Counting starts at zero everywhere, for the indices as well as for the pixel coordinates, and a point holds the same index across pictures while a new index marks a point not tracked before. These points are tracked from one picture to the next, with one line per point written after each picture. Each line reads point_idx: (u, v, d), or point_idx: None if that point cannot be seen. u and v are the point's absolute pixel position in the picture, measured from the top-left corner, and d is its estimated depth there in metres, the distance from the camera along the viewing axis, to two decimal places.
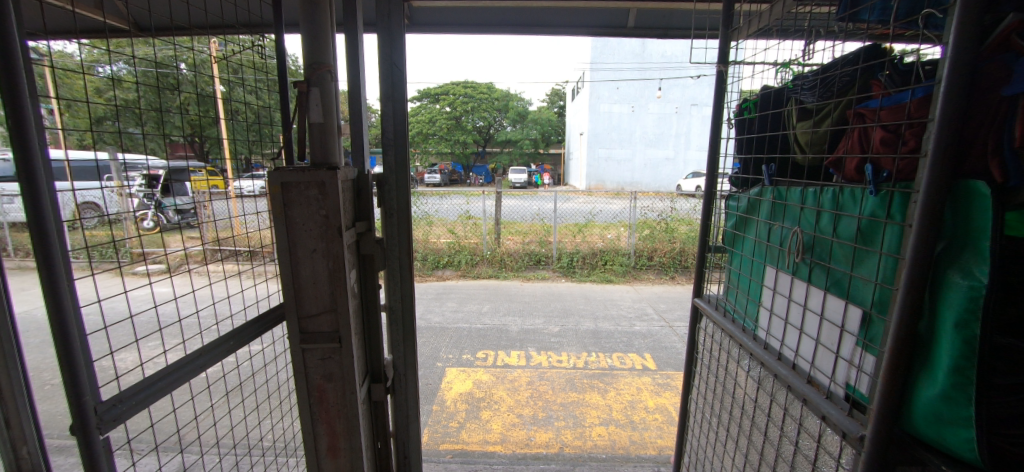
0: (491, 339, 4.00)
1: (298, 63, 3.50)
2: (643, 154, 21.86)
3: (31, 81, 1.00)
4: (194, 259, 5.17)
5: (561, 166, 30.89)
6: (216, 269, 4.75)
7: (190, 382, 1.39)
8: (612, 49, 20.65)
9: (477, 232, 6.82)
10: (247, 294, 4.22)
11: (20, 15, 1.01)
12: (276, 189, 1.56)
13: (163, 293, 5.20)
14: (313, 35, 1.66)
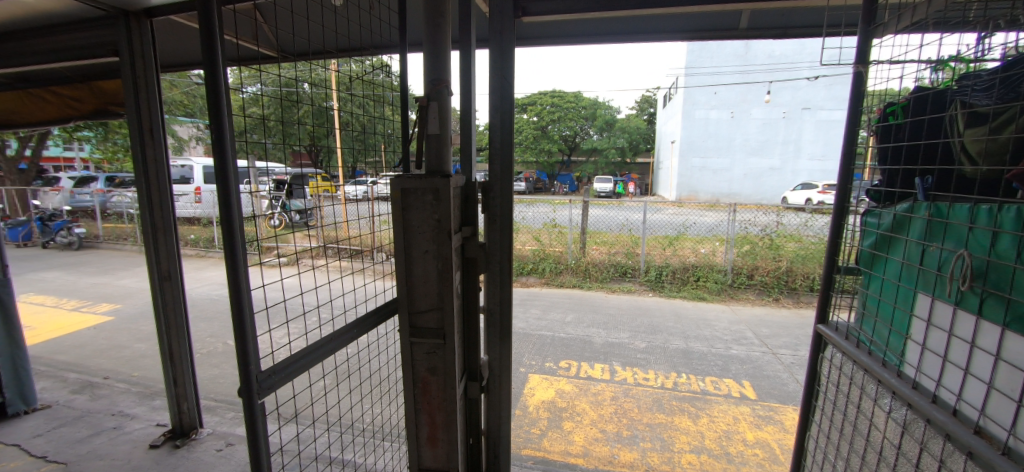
0: (575, 349, 3.95)
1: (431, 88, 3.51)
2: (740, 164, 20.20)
3: (229, 110, 1.28)
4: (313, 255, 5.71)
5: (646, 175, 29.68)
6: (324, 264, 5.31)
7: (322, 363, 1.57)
8: (711, 52, 19.37)
9: (562, 241, 6.83)
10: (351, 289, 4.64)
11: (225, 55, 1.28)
12: (397, 194, 1.71)
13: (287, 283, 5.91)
14: (434, 54, 1.81)
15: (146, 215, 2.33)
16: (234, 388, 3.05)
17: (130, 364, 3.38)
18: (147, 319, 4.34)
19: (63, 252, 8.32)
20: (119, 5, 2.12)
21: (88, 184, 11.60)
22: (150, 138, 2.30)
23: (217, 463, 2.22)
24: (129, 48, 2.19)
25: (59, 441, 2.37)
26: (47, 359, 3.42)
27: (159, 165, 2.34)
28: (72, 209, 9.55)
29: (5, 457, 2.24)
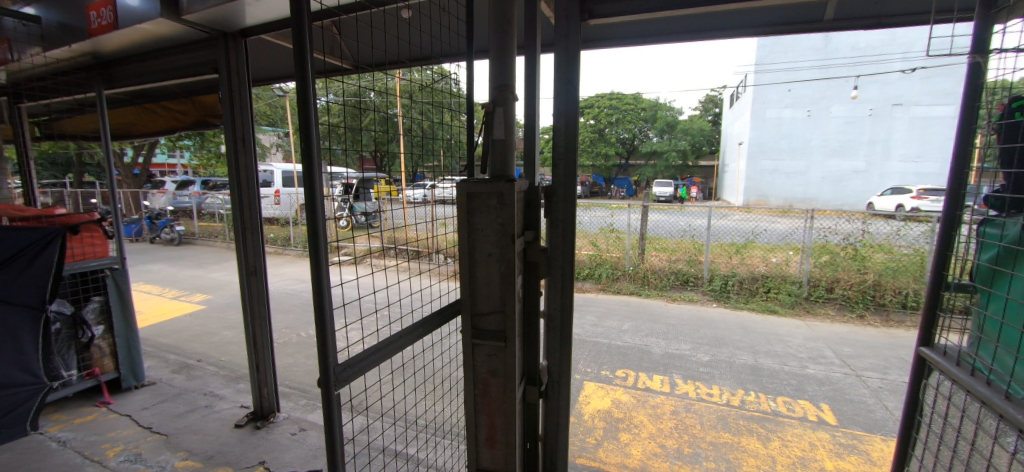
0: (633, 358, 3.84)
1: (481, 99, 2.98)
2: (817, 166, 18.63)
3: (316, 120, 1.39)
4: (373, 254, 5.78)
5: (709, 179, 28.18)
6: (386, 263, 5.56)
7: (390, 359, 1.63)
8: (785, 46, 18.23)
9: (620, 247, 6.68)
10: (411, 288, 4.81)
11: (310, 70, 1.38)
12: (462, 198, 1.76)
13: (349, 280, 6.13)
14: (501, 61, 1.84)
15: (237, 217, 2.51)
16: (306, 376, 3.27)
17: (219, 349, 3.76)
18: (234, 309, 4.81)
19: (169, 246, 9.45)
20: (218, 28, 2.29)
21: (188, 187, 13.09)
22: (242, 146, 2.47)
23: (292, 446, 2.38)
24: (227, 66, 2.38)
25: (162, 415, 2.68)
26: (154, 341, 3.89)
27: (247, 171, 2.50)
28: (176, 209, 10.82)
29: (121, 425, 2.56)
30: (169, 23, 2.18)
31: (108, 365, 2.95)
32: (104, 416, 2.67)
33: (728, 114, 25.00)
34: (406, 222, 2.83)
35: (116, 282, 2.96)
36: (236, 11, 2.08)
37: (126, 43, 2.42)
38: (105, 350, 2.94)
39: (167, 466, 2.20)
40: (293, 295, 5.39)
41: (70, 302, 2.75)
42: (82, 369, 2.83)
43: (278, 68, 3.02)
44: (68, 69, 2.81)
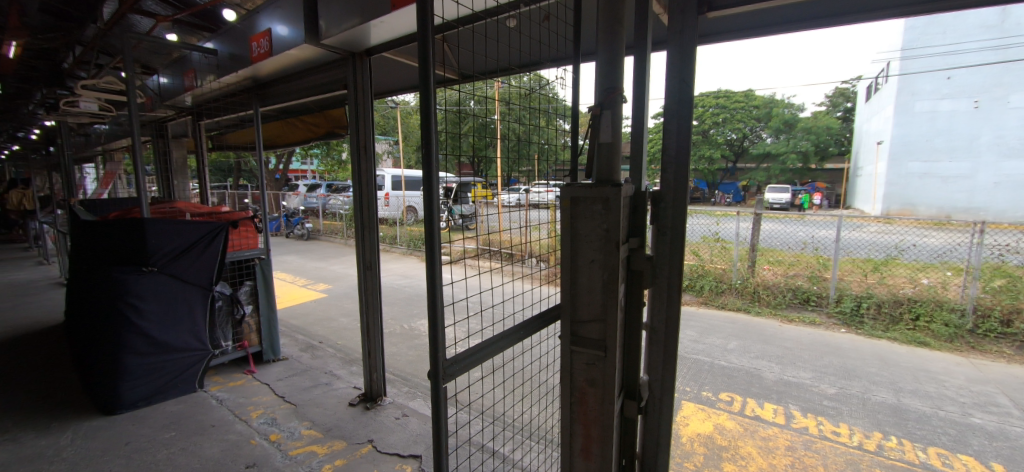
0: (739, 382, 3.50)
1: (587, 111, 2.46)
2: (987, 166, 15.07)
3: (436, 129, 1.48)
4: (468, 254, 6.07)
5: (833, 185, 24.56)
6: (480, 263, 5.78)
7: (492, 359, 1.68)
8: (943, 26, 15.49)
9: (726, 258, 6.18)
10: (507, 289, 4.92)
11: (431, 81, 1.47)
12: (567, 203, 1.76)
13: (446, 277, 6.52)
14: (609, 62, 1.81)
15: (357, 217, 2.77)
16: (407, 365, 3.53)
17: (337, 333, 4.22)
18: (349, 298, 5.38)
19: (300, 241, 10.94)
20: (348, 49, 2.56)
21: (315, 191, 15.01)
22: (364, 153, 2.72)
23: (395, 429, 2.58)
24: (354, 81, 2.65)
25: (292, 387, 3.08)
26: (288, 322, 4.52)
27: (366, 175, 2.73)
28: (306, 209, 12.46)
29: (261, 392, 3.00)
30: (311, 48, 2.51)
31: (254, 339, 3.47)
32: (249, 382, 3.15)
33: (862, 110, 21.60)
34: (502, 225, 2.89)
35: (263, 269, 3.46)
36: (362, 34, 2.34)
37: (277, 68, 2.83)
38: (252, 326, 3.46)
39: (295, 433, 2.52)
40: (399, 289, 5.87)
41: (229, 284, 3.30)
42: (235, 341, 3.37)
43: (393, 82, 3.29)
44: (234, 91, 3.37)
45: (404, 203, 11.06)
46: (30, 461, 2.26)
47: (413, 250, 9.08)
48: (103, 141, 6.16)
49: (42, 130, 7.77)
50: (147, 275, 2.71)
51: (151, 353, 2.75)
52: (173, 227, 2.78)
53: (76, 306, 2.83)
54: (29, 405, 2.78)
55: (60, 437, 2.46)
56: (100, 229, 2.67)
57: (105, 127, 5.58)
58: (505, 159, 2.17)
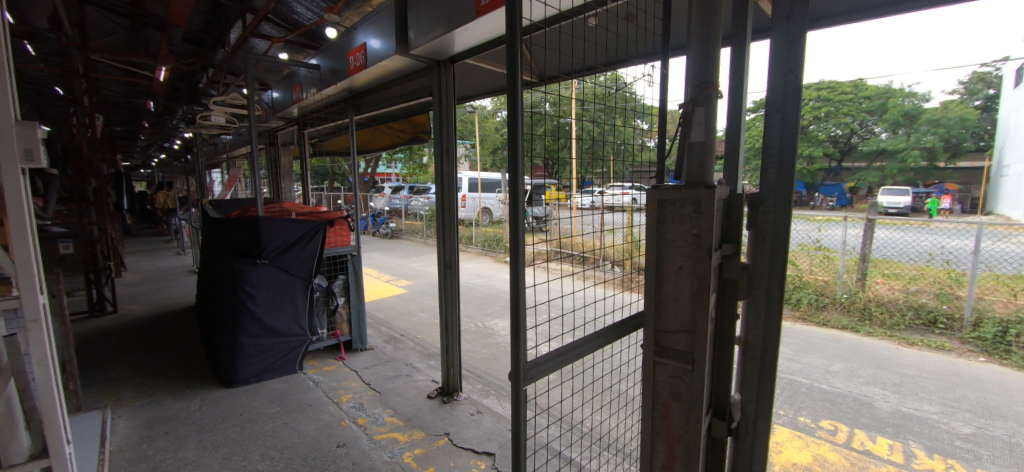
0: (844, 409, 3.11)
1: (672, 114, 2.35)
2: None
3: (521, 132, 1.49)
4: (543, 257, 6.09)
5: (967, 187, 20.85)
6: (557, 267, 5.83)
7: (570, 365, 1.66)
8: None
9: (829, 269, 5.57)
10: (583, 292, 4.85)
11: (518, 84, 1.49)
12: (653, 206, 1.68)
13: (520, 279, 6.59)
14: (703, 55, 1.69)
15: (438, 217, 2.89)
16: (481, 362, 3.62)
17: (417, 328, 4.46)
18: (428, 295, 5.67)
19: (385, 239, 11.75)
20: (434, 57, 2.69)
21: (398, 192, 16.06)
22: (447, 156, 2.83)
23: (471, 425, 2.65)
24: (439, 87, 2.77)
25: (377, 375, 3.31)
26: (373, 314, 4.87)
27: (447, 178, 2.84)
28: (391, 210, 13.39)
29: (350, 378, 3.26)
30: (401, 58, 2.67)
31: (345, 328, 3.77)
32: (340, 368, 3.43)
33: (1010, 98, 18.06)
34: (576, 226, 2.84)
35: (355, 264, 3.75)
36: (446, 43, 2.45)
37: (371, 79, 3.06)
38: (344, 316, 3.75)
39: (379, 419, 2.70)
40: (474, 288, 6.06)
41: (325, 276, 3.61)
42: (329, 329, 3.69)
43: (474, 88, 3.39)
44: (332, 102, 3.70)
45: (479, 205, 11.40)
46: (170, 421, 2.67)
47: (487, 251, 9.30)
48: (229, 149, 7.15)
49: (184, 142, 9.23)
50: (260, 266, 3.07)
51: (261, 335, 3.11)
52: (281, 224, 3.12)
53: (205, 292, 3.29)
54: (170, 373, 3.29)
55: (191, 402, 2.88)
56: (226, 225, 3.09)
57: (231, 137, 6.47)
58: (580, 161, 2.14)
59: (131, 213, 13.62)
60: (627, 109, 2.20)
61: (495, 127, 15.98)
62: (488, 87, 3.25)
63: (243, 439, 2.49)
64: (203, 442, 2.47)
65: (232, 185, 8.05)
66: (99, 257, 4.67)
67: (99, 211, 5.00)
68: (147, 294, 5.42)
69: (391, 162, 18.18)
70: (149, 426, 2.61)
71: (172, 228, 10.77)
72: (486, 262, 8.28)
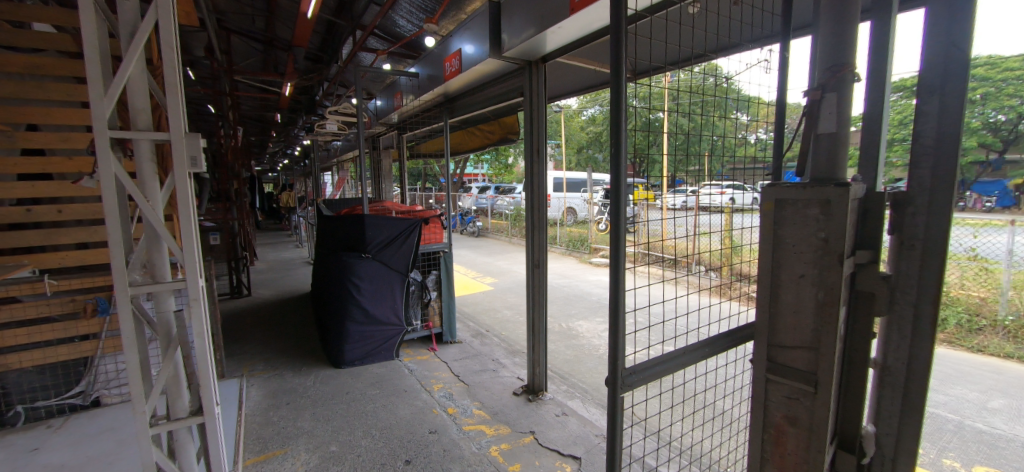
0: (1012, 457, 2.53)
1: (791, 101, 2.09)
2: None
3: (622, 130, 1.44)
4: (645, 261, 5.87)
5: None
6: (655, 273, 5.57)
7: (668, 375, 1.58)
8: None
9: (989, 284, 4.62)
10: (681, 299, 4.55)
11: (621, 80, 1.43)
12: (769, 206, 1.51)
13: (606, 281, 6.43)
14: (836, 32, 1.47)
15: (526, 217, 2.91)
16: (564, 364, 3.59)
17: (502, 324, 4.56)
18: (511, 293, 5.77)
19: (471, 238, 12.26)
20: (526, 58, 2.72)
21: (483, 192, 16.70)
22: (537, 157, 2.84)
23: (555, 426, 2.63)
24: (530, 89, 2.80)
25: (466, 368, 3.45)
26: (461, 309, 5.09)
27: (536, 178, 2.85)
28: (476, 210, 13.93)
29: (441, 368, 3.44)
30: (494, 61, 2.73)
31: (437, 321, 3.97)
32: (432, 358, 3.64)
33: None
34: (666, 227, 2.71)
35: (447, 260, 3.92)
36: (539, 43, 2.46)
37: (465, 83, 3.19)
38: (436, 309, 3.95)
39: (468, 410, 2.80)
40: (557, 288, 6.05)
41: (421, 271, 3.84)
42: (423, 321, 3.91)
43: (563, 87, 3.35)
44: (429, 107, 3.94)
45: (562, 205, 11.38)
46: (291, 393, 3.04)
47: (571, 251, 9.19)
48: (337, 154, 7.98)
49: (303, 149, 10.54)
50: (365, 260, 3.37)
51: (365, 323, 3.42)
52: (383, 222, 3.39)
53: (319, 281, 3.70)
54: (291, 350, 3.75)
55: (307, 378, 3.25)
56: (338, 222, 3.45)
57: (341, 143, 7.22)
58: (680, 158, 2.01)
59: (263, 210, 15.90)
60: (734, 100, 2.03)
61: (581, 125, 15.80)
62: (579, 85, 3.21)
63: (349, 416, 2.75)
64: (316, 415, 2.77)
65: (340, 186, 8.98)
66: (238, 248, 5.49)
67: (239, 209, 5.89)
68: (273, 281, 6.26)
69: (478, 163, 18.86)
70: (274, 396, 3.00)
71: (292, 224, 12.34)
72: (570, 262, 8.23)
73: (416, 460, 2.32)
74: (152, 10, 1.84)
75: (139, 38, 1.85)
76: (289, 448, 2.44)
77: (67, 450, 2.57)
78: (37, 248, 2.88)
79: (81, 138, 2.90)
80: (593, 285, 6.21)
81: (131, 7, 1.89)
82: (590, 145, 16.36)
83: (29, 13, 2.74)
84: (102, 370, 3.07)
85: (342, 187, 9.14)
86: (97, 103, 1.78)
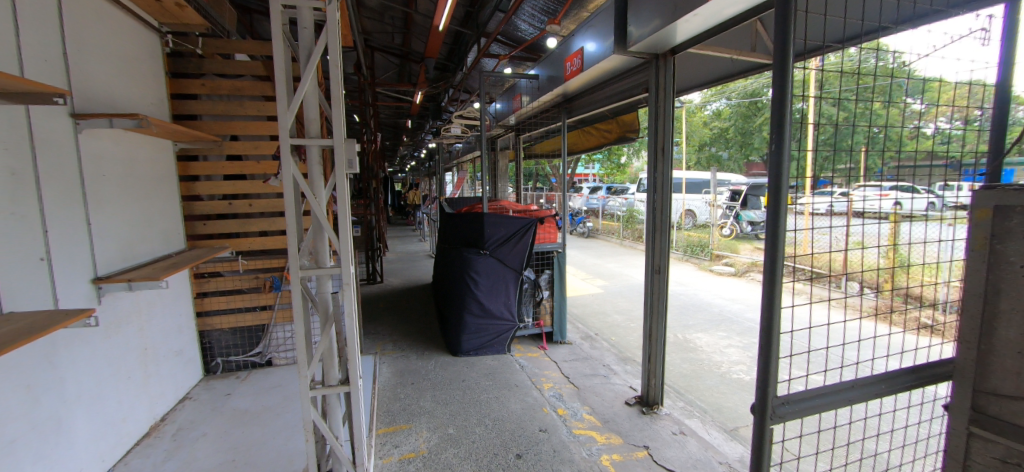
0: None
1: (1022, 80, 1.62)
2: None
3: (782, 125, 1.28)
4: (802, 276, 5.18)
5: None
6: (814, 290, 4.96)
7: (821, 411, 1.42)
8: None
9: None
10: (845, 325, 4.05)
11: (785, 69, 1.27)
12: (985, 213, 1.21)
13: (733, 292, 5.83)
14: None
15: (648, 218, 2.76)
16: (681, 379, 3.33)
17: (612, 329, 4.42)
18: (622, 298, 5.56)
19: (580, 238, 12.16)
20: (653, 51, 2.57)
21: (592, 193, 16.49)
22: (661, 155, 2.68)
23: (674, 444, 2.45)
24: (657, 83, 2.64)
25: (576, 371, 3.41)
26: (570, 310, 5.06)
27: (663, 177, 2.67)
28: (586, 211, 13.80)
29: (551, 367, 3.46)
30: (619, 57, 2.63)
31: (548, 320, 4.00)
32: (542, 356, 3.68)
33: None
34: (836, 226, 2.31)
35: (561, 261, 3.90)
36: (667, 35, 2.30)
37: (586, 82, 3.15)
38: (548, 308, 3.99)
39: (578, 414, 2.77)
40: (674, 295, 5.65)
41: (534, 270, 3.90)
42: (534, 319, 3.98)
43: (692, 80, 3.09)
44: (547, 107, 3.97)
45: (681, 207, 10.65)
46: (416, 374, 3.34)
47: (687, 257, 8.52)
48: (458, 155, 8.56)
49: (428, 152, 11.58)
50: (483, 256, 3.56)
51: (481, 316, 3.61)
52: (500, 220, 3.56)
53: (441, 274, 4.01)
54: (416, 335, 4.14)
55: (430, 362, 3.54)
56: (463, 220, 3.71)
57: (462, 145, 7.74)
58: (847, 155, 1.71)
59: (393, 207, 17.90)
60: (911, 82, 1.70)
61: (704, 120, 14.64)
62: (711, 76, 2.92)
63: (465, 402, 2.92)
64: (437, 398, 2.99)
65: (458, 186, 9.64)
66: (374, 240, 6.21)
67: (377, 206, 6.67)
68: (400, 270, 6.98)
69: (588, 163, 18.62)
70: (402, 374, 3.33)
71: (416, 220, 13.65)
72: (689, 268, 7.65)
73: (527, 456, 2.36)
74: (323, 35, 2.14)
75: (313, 59, 2.18)
76: (413, 425, 2.67)
77: (251, 398, 3.18)
78: (235, 234, 3.62)
79: (268, 145, 3.53)
80: (715, 295, 5.67)
81: (309, 34, 2.24)
82: (713, 142, 14.96)
83: (237, 46, 3.43)
84: (276, 335, 3.73)
85: (461, 187, 9.79)
86: (283, 116, 2.13)
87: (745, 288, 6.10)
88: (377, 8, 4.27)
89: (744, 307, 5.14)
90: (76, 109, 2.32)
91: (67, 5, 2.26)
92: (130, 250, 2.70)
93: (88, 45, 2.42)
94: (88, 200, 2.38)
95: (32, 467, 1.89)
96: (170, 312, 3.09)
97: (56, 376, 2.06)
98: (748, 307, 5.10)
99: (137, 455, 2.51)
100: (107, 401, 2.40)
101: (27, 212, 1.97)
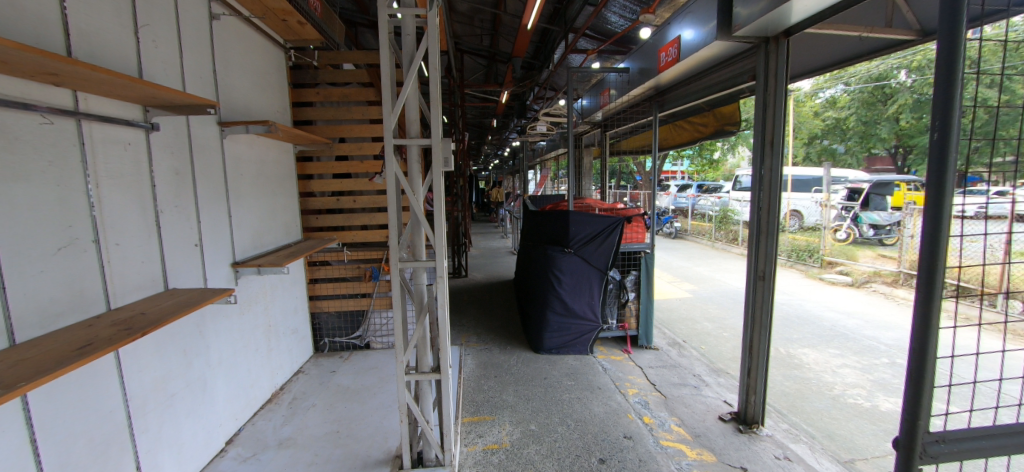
0: None
1: None
2: None
3: (946, 117, 1.12)
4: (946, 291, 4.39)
5: None
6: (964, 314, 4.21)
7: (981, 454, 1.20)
8: None
9: None
10: (1007, 359, 3.42)
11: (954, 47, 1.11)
12: None
13: (851, 305, 5.13)
14: None
15: (753, 219, 2.53)
16: (784, 399, 3.00)
17: (703, 337, 4.13)
18: (715, 304, 5.17)
19: (666, 239, 11.57)
20: (763, 34, 2.32)
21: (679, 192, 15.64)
22: (770, 150, 2.43)
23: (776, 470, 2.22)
24: (766, 69, 2.40)
25: (663, 378, 3.24)
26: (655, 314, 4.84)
27: (772, 174, 2.43)
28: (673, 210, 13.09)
29: (635, 373, 3.33)
30: (722, 43, 2.42)
31: (633, 323, 3.86)
32: (626, 360, 3.57)
33: None
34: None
35: (648, 262, 3.72)
36: (780, 16, 2.06)
37: (682, 73, 2.96)
38: (633, 310, 3.84)
39: (666, 425, 2.63)
40: (776, 305, 5.12)
41: (620, 271, 3.77)
42: (618, 321, 3.85)
43: (807, 64, 2.75)
44: (637, 102, 3.82)
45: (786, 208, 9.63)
46: (499, 367, 3.43)
47: (792, 263, 7.64)
48: (541, 153, 8.62)
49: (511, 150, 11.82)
50: (567, 255, 3.54)
51: (564, 314, 3.59)
52: (586, 218, 3.51)
53: (525, 271, 4.08)
54: (499, 329, 4.25)
55: (512, 357, 3.61)
56: (548, 217, 3.72)
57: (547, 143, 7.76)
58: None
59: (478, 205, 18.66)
60: None
61: (815, 110, 13.06)
62: (829, 59, 2.58)
63: (547, 400, 2.93)
64: (519, 393, 3.04)
65: (541, 184, 9.72)
66: (460, 235, 6.48)
67: (463, 203, 6.95)
68: (483, 266, 7.23)
69: (677, 160, 17.61)
70: (485, 367, 3.44)
71: (499, 218, 14.04)
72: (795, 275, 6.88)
73: (611, 462, 2.30)
74: (424, 40, 2.26)
75: (414, 63, 2.30)
76: (496, 417, 2.74)
77: (352, 377, 3.51)
78: (340, 227, 4.00)
79: (369, 146, 3.84)
80: (826, 308, 5.03)
81: (411, 41, 2.37)
82: (826, 134, 13.24)
83: (345, 57, 3.77)
84: (374, 321, 4.07)
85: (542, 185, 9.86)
86: (387, 119, 2.29)
87: (865, 302, 5.32)
88: (468, 12, 4.44)
89: (863, 323, 4.48)
90: (222, 118, 2.72)
91: (216, 30, 2.66)
92: (260, 239, 3.12)
93: (231, 62, 2.81)
94: (231, 196, 2.79)
95: (185, 418, 2.27)
96: (289, 295, 3.52)
97: (205, 344, 2.45)
98: (870, 324, 4.46)
99: (261, 417, 2.89)
100: (240, 369, 2.80)
101: (187, 206, 2.37)
